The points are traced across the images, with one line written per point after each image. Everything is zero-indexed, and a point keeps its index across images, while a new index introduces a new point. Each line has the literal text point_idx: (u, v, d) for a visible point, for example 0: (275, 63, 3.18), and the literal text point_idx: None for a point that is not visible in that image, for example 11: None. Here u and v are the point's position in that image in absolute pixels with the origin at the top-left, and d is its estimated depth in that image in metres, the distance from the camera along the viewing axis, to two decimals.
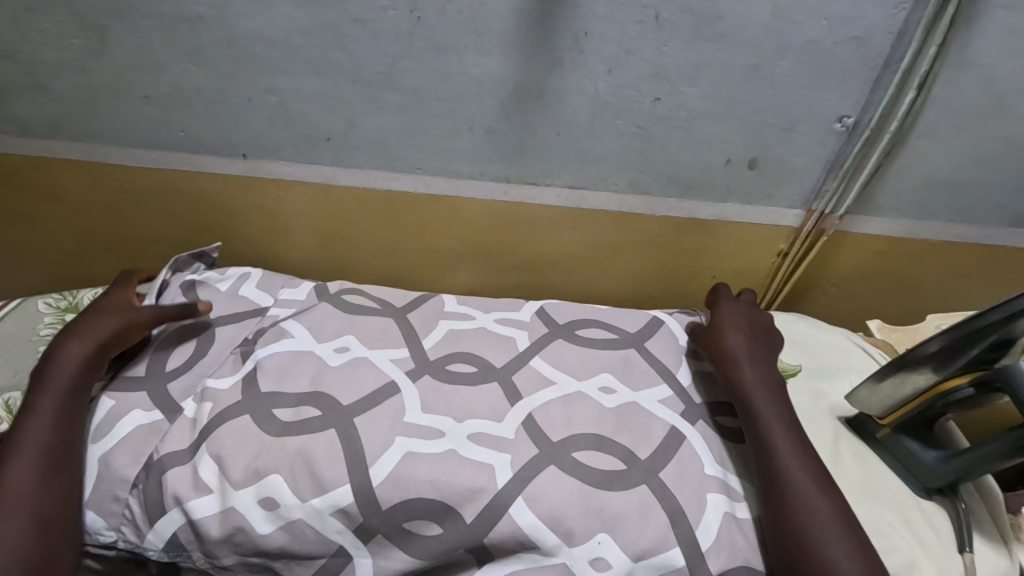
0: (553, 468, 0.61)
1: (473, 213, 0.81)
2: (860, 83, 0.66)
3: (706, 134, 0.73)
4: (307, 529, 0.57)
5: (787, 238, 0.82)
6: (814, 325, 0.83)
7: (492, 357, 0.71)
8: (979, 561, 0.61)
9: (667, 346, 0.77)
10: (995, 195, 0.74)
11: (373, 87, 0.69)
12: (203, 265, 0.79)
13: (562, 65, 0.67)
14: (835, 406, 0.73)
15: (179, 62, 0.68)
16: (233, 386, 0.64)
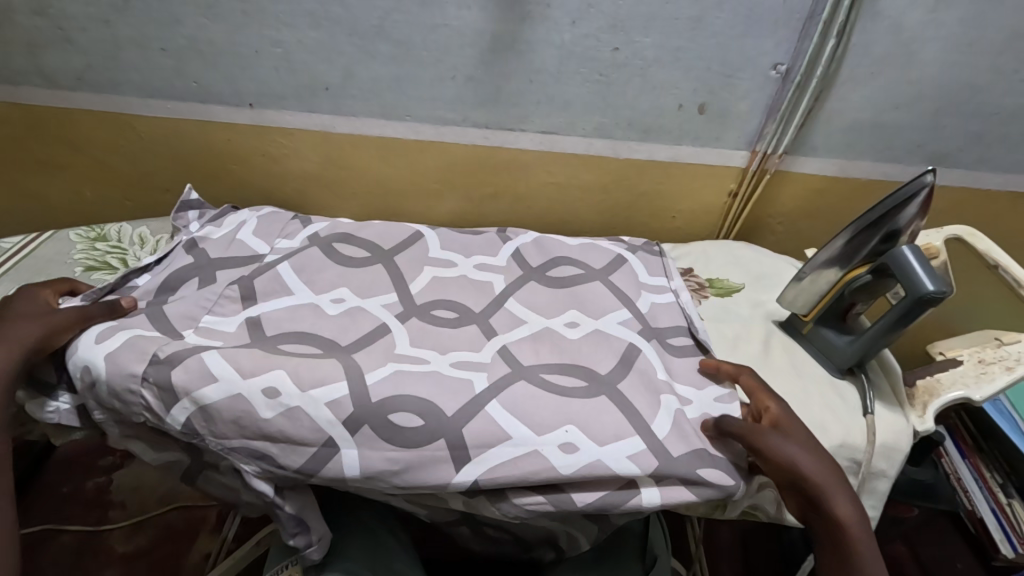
0: (523, 384, 0.67)
1: (457, 156, 0.90)
2: (790, 31, 0.74)
3: (660, 80, 0.80)
4: (305, 417, 0.61)
5: (735, 178, 0.90)
6: (759, 251, 0.88)
7: (472, 303, 0.77)
8: (881, 421, 0.65)
9: (628, 279, 0.82)
10: (912, 135, 0.84)
11: (365, 38, 0.78)
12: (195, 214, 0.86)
13: (531, 17, 0.75)
14: (770, 312, 0.79)
15: (193, 16, 0.78)
16: (238, 328, 0.71)
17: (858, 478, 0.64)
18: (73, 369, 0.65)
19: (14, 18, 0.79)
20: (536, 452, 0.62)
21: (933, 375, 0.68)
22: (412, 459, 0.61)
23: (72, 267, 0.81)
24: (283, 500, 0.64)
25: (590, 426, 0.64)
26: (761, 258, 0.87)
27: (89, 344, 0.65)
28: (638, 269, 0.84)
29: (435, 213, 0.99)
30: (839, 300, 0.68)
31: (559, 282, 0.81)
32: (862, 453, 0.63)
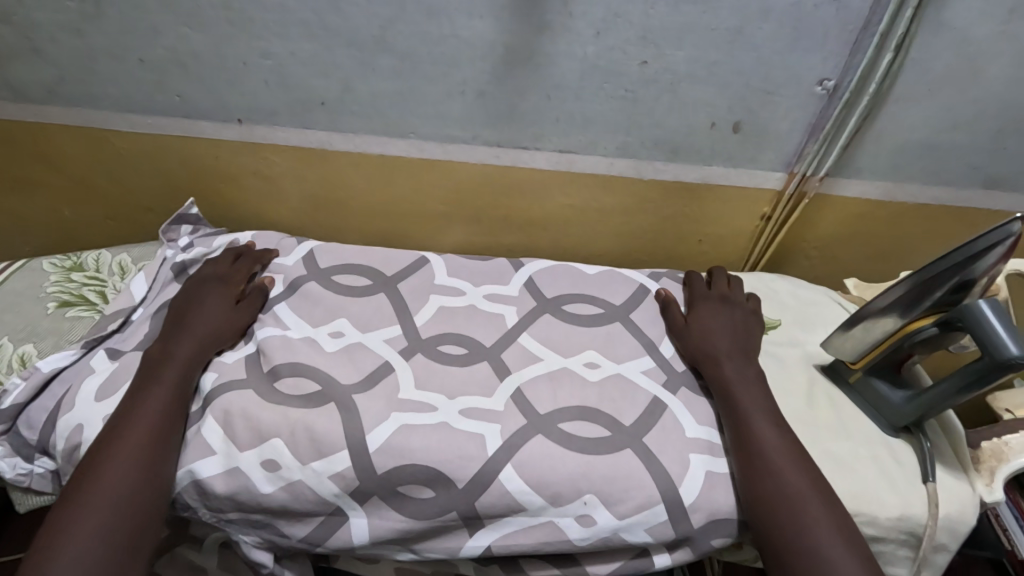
0: (540, 437, 0.59)
1: (464, 178, 0.83)
2: (841, 44, 0.66)
3: (691, 97, 0.72)
4: (307, 490, 0.55)
5: (770, 202, 0.83)
6: (794, 283, 0.81)
7: (481, 336, 0.71)
8: (946, 494, 0.57)
9: (651, 317, 0.75)
10: (970, 157, 0.76)
11: (365, 50, 0.71)
12: (188, 228, 0.81)
13: (551, 28, 0.67)
14: (810, 354, 0.71)
15: (174, 25, 0.70)
16: (237, 360, 0.64)
17: (916, 555, 0.57)
18: (60, 431, 0.59)
19: None
20: (552, 523, 0.56)
21: (1001, 438, 0.61)
22: (422, 530, 0.56)
23: (44, 304, 0.73)
24: (281, 569, 0.59)
25: (617, 493, 0.56)
26: (798, 293, 0.79)
27: (87, 402, 0.60)
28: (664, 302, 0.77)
29: (439, 236, 0.91)
30: (895, 352, 0.60)
31: (578, 321, 0.74)
32: (923, 527, 0.56)
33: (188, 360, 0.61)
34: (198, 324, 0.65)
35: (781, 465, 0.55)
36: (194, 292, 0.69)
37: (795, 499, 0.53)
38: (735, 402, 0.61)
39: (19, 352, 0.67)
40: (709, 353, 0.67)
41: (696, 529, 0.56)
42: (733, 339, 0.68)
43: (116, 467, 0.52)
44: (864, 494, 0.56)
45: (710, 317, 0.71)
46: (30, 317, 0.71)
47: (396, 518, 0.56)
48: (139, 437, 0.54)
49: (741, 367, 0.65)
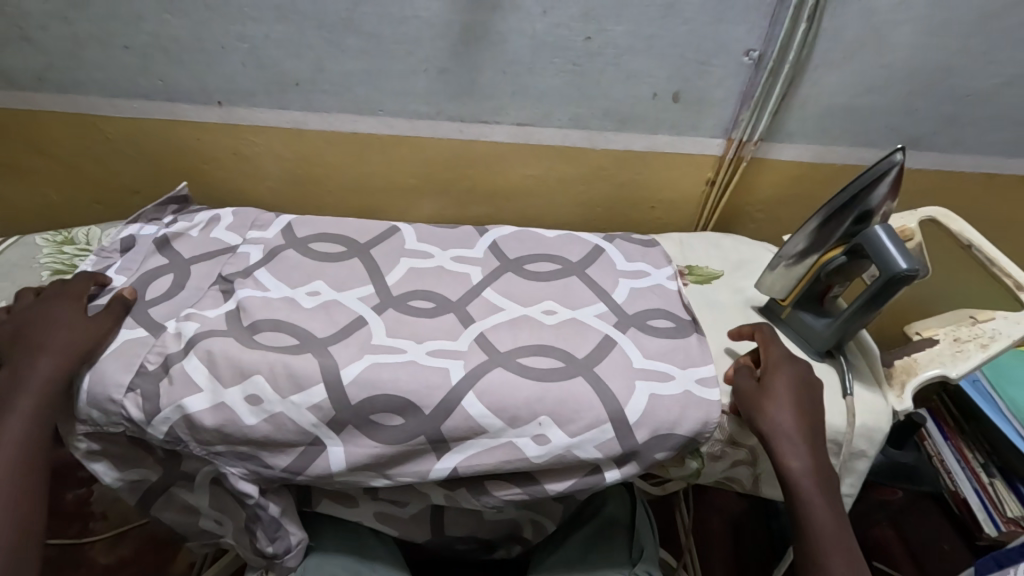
0: (499, 369, 0.65)
1: (431, 152, 0.90)
2: (761, 16, 0.74)
3: (634, 69, 0.80)
4: (288, 421, 0.60)
5: (713, 167, 0.90)
6: (738, 240, 0.88)
7: (448, 292, 0.76)
8: (862, 405, 0.64)
9: (605, 271, 0.81)
10: (886, 119, 0.84)
11: (335, 32, 0.77)
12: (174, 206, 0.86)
13: (502, 7, 0.74)
14: (749, 298, 0.78)
15: (156, 12, 0.76)
16: (218, 315, 0.69)
17: (838, 461, 0.64)
18: None
19: None
20: (511, 444, 0.61)
21: (909, 356, 0.68)
22: (392, 454, 0.61)
23: (39, 272, 0.78)
24: (267, 501, 0.64)
25: (570, 413, 0.62)
26: (740, 247, 0.86)
27: None
28: (616, 258, 0.84)
29: (411, 210, 0.98)
30: (815, 283, 0.67)
31: (537, 276, 0.80)
32: (842, 435, 0.63)
33: (41, 389, 0.59)
34: (56, 347, 0.61)
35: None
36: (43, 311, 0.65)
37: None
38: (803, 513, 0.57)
39: None
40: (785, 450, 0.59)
41: (640, 444, 0.62)
42: (806, 421, 0.60)
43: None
44: None
45: (786, 391, 0.62)
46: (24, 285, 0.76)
47: (370, 444, 0.61)
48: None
49: (812, 465, 0.59)
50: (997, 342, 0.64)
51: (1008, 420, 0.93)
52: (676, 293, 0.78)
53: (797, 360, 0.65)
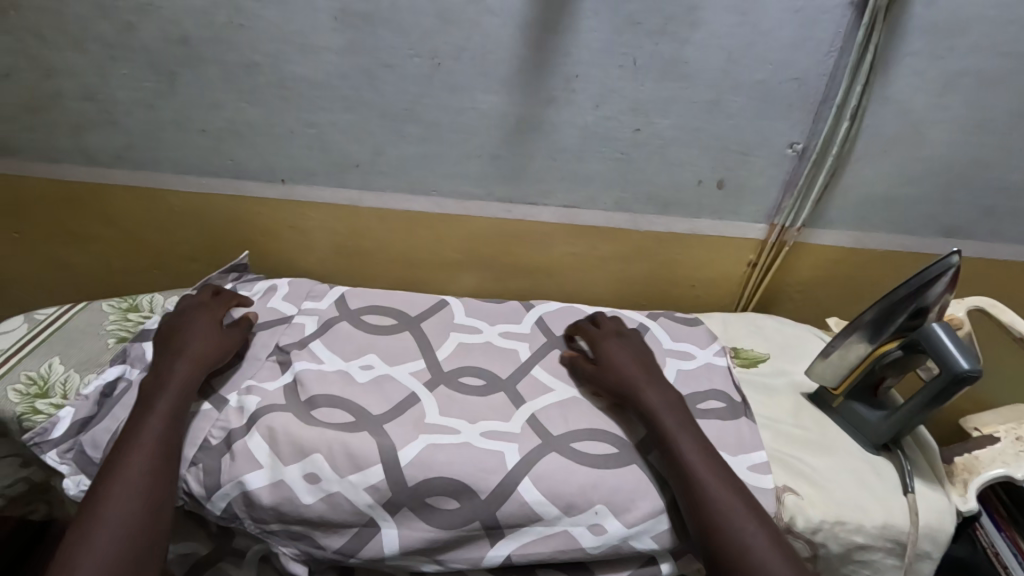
0: (554, 454, 0.65)
1: (478, 230, 0.93)
2: (804, 114, 0.78)
3: (679, 157, 0.83)
4: (344, 501, 0.61)
5: (755, 249, 0.92)
6: (781, 320, 0.88)
7: (497, 369, 0.78)
8: (925, 504, 0.63)
9: (651, 351, 0.82)
10: (925, 209, 0.86)
11: (397, 120, 0.82)
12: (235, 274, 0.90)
13: (556, 101, 0.78)
14: (798, 383, 0.78)
15: (234, 101, 0.82)
16: (277, 388, 0.71)
17: (901, 561, 0.62)
18: None
19: (64, 103, 0.83)
20: (566, 532, 0.61)
21: (971, 452, 0.68)
22: (445, 540, 0.61)
23: (105, 339, 0.78)
24: None
25: (625, 502, 0.62)
26: (783, 329, 0.86)
27: None
28: (661, 337, 0.85)
29: (456, 283, 1.01)
30: (868, 374, 0.68)
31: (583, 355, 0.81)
32: (905, 535, 0.61)
33: (181, 389, 0.65)
34: (192, 355, 0.69)
35: (710, 480, 0.59)
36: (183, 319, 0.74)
37: (728, 513, 0.57)
38: (661, 429, 0.64)
39: (70, 381, 0.71)
40: (622, 382, 0.70)
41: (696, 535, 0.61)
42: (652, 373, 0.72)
43: (128, 491, 0.56)
44: (851, 506, 0.62)
45: (615, 355, 0.75)
46: (91, 352, 0.76)
47: (424, 528, 0.61)
48: (142, 464, 0.58)
49: (665, 395, 0.68)
50: None
51: None
52: (726, 376, 0.78)
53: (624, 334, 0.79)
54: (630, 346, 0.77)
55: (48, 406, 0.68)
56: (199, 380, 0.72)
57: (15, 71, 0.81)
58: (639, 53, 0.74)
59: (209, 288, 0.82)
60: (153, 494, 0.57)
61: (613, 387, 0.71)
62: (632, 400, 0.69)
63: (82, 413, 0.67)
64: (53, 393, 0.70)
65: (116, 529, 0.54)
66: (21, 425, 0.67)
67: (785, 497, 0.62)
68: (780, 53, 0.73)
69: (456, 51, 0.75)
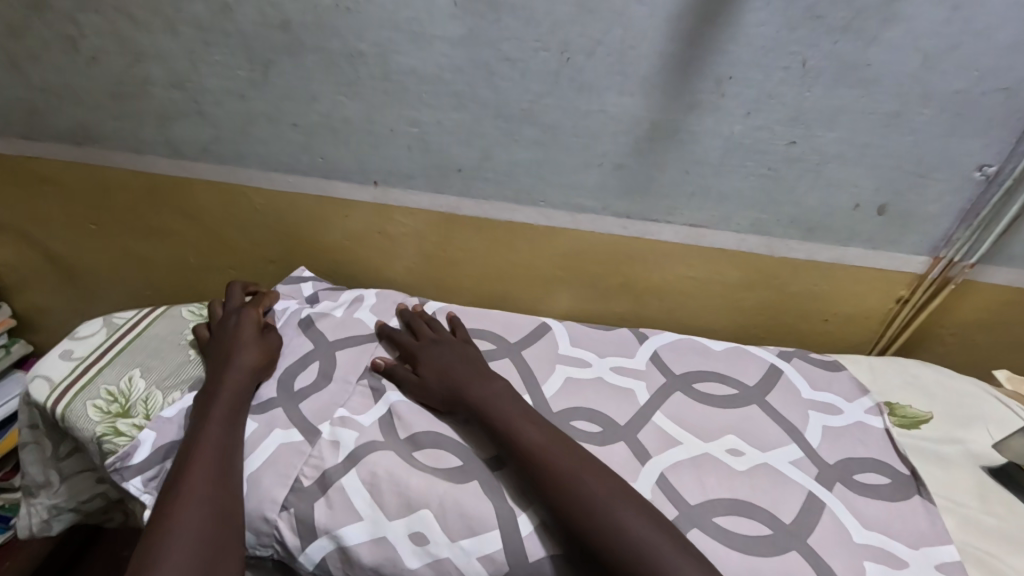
0: (695, 532, 0.56)
1: (586, 246, 0.83)
2: (1006, 133, 0.64)
3: (837, 177, 0.71)
4: (455, 570, 0.52)
5: (908, 285, 0.79)
6: (938, 370, 0.76)
7: (614, 413, 0.68)
8: None
9: (789, 399, 0.71)
10: None
11: (511, 122, 0.73)
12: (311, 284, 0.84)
13: (701, 106, 0.67)
14: (975, 454, 0.65)
15: (332, 94, 0.74)
16: (374, 423, 0.62)
17: None
18: None
19: (152, 90, 0.77)
20: None
21: None
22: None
23: (186, 350, 0.71)
24: None
25: None
26: (947, 383, 0.74)
27: None
28: (799, 384, 0.73)
29: (552, 301, 0.91)
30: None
31: (710, 399, 0.71)
32: None
33: (233, 400, 0.61)
34: (239, 362, 0.65)
35: (554, 455, 0.54)
36: (222, 327, 0.70)
37: (579, 489, 0.52)
38: (498, 419, 0.58)
39: (148, 399, 0.65)
40: (451, 381, 0.63)
41: None
42: (471, 366, 0.65)
43: (185, 500, 0.50)
44: None
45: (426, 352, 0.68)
46: (174, 366, 0.69)
47: None
48: (203, 472, 0.53)
49: (494, 384, 0.62)
50: None
51: None
52: (888, 440, 0.66)
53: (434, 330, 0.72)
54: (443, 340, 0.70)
55: (130, 427, 0.62)
56: (288, 405, 0.64)
57: (104, 54, 0.74)
58: (812, 53, 0.62)
59: (237, 285, 0.78)
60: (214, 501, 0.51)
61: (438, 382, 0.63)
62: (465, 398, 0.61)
63: (166, 437, 0.61)
64: (135, 412, 0.64)
65: (183, 539, 0.48)
66: (102, 447, 0.62)
67: None
68: (992, 57, 0.60)
69: (591, 45, 0.65)
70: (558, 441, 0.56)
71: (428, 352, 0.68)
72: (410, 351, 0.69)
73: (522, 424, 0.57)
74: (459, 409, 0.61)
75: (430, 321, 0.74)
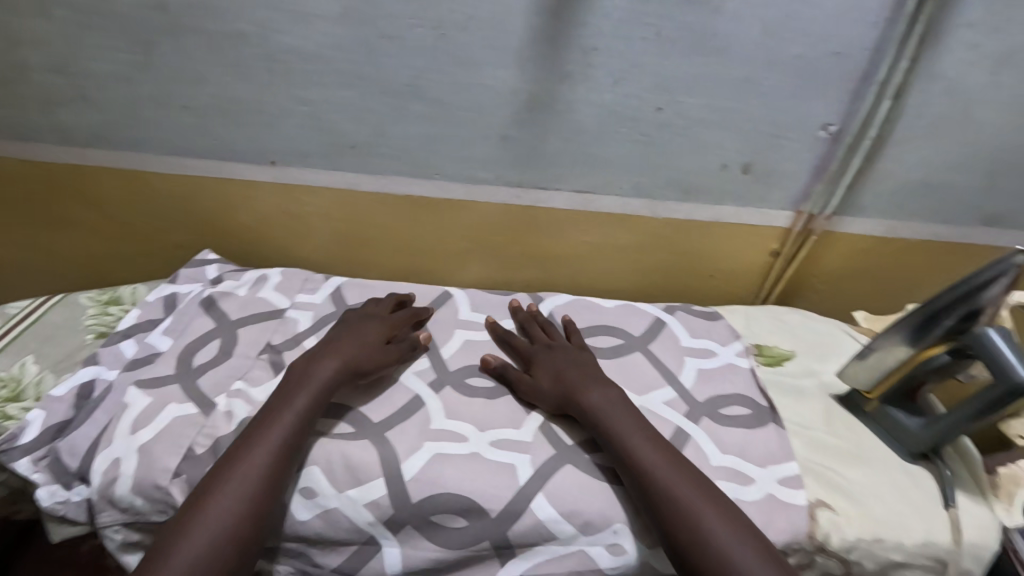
0: (570, 468, 0.59)
1: (486, 217, 0.87)
2: (842, 93, 0.71)
3: (704, 141, 0.77)
4: (343, 518, 0.56)
5: (779, 238, 0.87)
6: (807, 315, 0.83)
7: (508, 369, 0.72)
8: (972, 519, 0.58)
9: (669, 348, 0.77)
10: (967, 197, 0.80)
11: (398, 97, 0.75)
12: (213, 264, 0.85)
13: (573, 77, 0.72)
14: (826, 384, 0.73)
15: (218, 74, 0.75)
16: (268, 398, 0.65)
17: None
18: (97, 463, 0.58)
19: (32, 76, 0.76)
20: (583, 552, 0.56)
21: (1014, 463, 0.63)
22: (451, 563, 0.56)
23: (82, 335, 0.73)
24: None
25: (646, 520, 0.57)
26: (810, 325, 0.81)
27: (122, 435, 0.59)
28: (679, 333, 0.80)
29: (460, 273, 0.95)
30: (904, 368, 0.63)
31: (598, 352, 0.76)
32: (947, 552, 0.57)
33: (316, 389, 0.60)
34: (338, 352, 0.64)
35: (674, 482, 0.54)
36: (351, 328, 0.69)
37: (705, 521, 0.52)
38: (620, 437, 0.58)
39: (40, 383, 0.67)
40: (568, 386, 0.64)
41: None
42: (600, 376, 0.66)
43: (231, 483, 0.51)
44: (892, 521, 0.58)
45: (562, 362, 0.67)
46: (68, 350, 0.71)
47: (430, 548, 0.56)
48: (262, 457, 0.54)
49: (610, 393, 0.63)
50: None
51: None
52: (752, 378, 0.73)
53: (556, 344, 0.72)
54: (564, 352, 0.70)
55: (19, 411, 0.64)
56: (183, 380, 0.65)
57: None
58: (665, 24, 0.67)
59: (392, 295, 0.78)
60: (262, 490, 0.52)
61: (565, 393, 0.64)
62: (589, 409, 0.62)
63: (58, 416, 0.62)
64: (25, 395, 0.65)
65: (206, 529, 0.49)
66: None
67: (818, 514, 0.58)
68: (822, 24, 0.66)
69: (463, 20, 0.68)
70: (678, 465, 0.56)
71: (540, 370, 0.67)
72: (527, 354, 0.71)
73: (643, 446, 0.57)
74: (575, 412, 0.63)
75: (543, 324, 0.76)
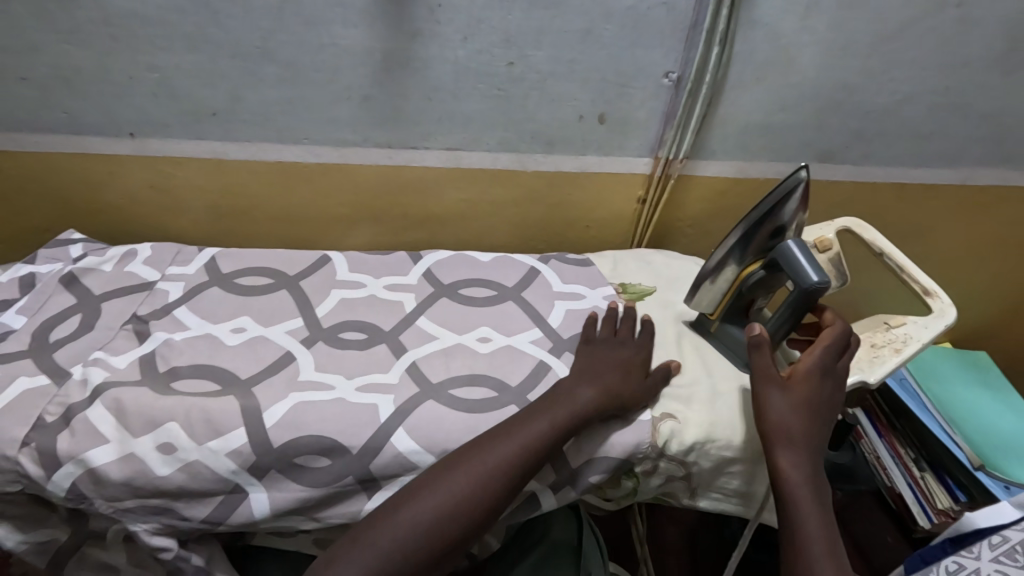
0: (430, 403, 0.64)
1: (364, 179, 0.88)
2: (675, 41, 0.76)
3: (558, 93, 0.81)
4: (205, 469, 0.57)
5: (643, 185, 0.92)
6: (668, 254, 0.89)
7: (380, 322, 0.75)
8: None
9: (541, 294, 0.81)
10: (801, 136, 0.88)
11: (251, 61, 0.75)
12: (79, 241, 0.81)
13: (423, 34, 0.74)
14: (680, 313, 0.79)
15: (56, 42, 0.72)
16: (129, 364, 0.65)
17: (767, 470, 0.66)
18: None
19: None
20: None
21: None
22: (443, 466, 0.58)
23: None
24: (189, 552, 0.58)
25: None
26: (670, 262, 0.87)
27: None
28: (551, 278, 0.84)
29: (346, 239, 0.96)
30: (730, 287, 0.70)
31: (472, 301, 0.79)
32: None
33: (561, 422, 0.59)
34: (597, 379, 0.64)
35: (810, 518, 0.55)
36: (607, 348, 0.69)
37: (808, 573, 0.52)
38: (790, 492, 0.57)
39: None
40: (781, 432, 0.59)
41: (574, 468, 0.62)
42: (812, 430, 0.60)
43: (439, 490, 0.54)
44: (722, 425, 0.65)
45: (806, 399, 0.61)
46: None
47: (296, 488, 0.58)
48: (470, 488, 0.55)
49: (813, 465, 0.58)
50: (910, 345, 0.68)
51: (930, 412, 1.01)
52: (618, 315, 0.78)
53: (825, 376, 0.63)
54: (819, 397, 0.61)
55: None
56: (38, 355, 0.65)
57: None
58: None
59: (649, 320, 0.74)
60: (462, 509, 0.54)
61: (780, 435, 0.59)
62: (766, 434, 0.60)
63: None
64: None
65: (404, 527, 0.52)
66: None
67: (661, 425, 0.64)
68: None
69: None
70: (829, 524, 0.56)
71: (797, 389, 0.61)
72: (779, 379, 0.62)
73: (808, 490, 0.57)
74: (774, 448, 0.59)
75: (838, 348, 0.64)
